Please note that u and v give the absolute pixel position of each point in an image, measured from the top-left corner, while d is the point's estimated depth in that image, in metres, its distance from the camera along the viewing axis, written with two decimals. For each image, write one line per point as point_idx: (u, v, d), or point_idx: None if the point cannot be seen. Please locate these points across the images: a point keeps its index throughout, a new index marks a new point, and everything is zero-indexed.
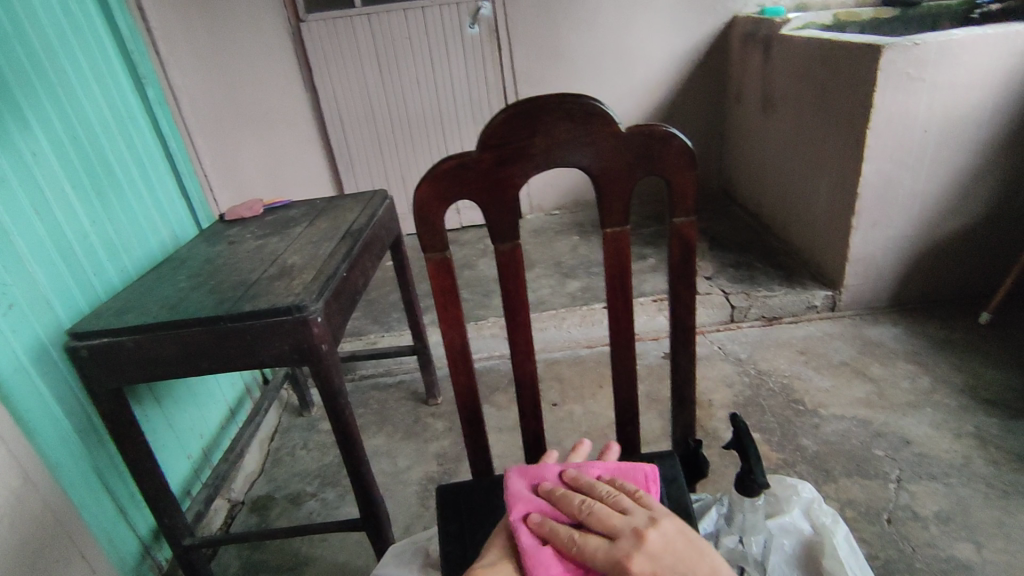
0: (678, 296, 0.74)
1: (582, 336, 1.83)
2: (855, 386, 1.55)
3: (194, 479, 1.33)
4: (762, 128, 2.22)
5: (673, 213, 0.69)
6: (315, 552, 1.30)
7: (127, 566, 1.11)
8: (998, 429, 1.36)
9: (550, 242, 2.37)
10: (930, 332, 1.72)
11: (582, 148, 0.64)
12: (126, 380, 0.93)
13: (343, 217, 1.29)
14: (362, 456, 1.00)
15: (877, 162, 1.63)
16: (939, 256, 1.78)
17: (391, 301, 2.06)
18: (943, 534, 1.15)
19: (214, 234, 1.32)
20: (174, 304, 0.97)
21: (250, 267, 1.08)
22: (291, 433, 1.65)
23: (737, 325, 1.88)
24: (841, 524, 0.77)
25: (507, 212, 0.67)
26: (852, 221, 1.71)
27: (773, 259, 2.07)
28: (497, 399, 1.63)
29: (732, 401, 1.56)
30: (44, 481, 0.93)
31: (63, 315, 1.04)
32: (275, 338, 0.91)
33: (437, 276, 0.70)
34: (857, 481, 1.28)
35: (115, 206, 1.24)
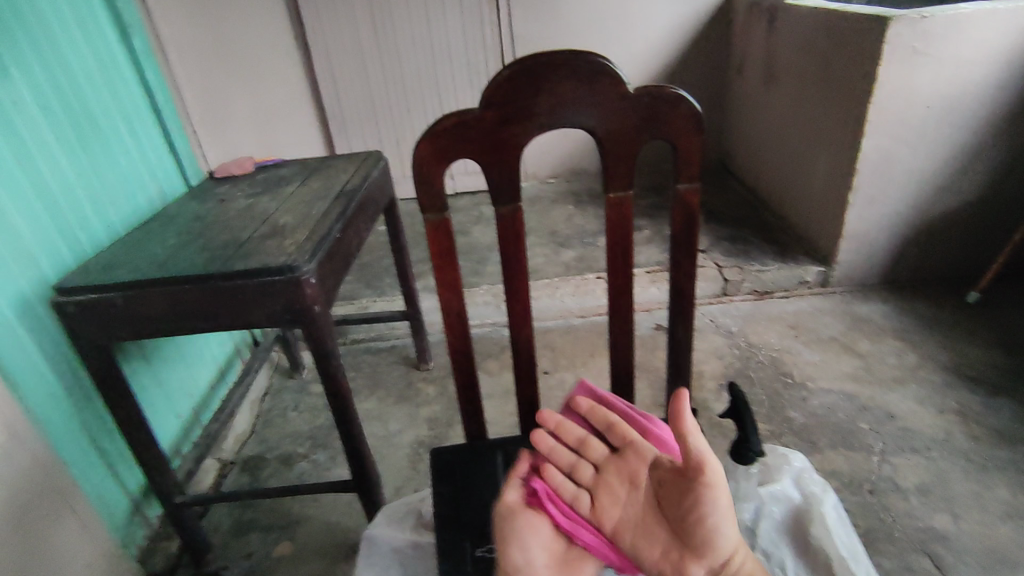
0: (678, 264, 0.73)
1: (575, 305, 1.83)
2: (844, 361, 1.57)
3: (184, 438, 1.33)
4: (762, 100, 2.20)
5: (678, 179, 0.68)
6: (306, 512, 1.31)
7: (118, 523, 1.11)
8: (980, 405, 1.39)
9: (545, 211, 2.35)
10: (919, 310, 1.74)
11: (588, 108, 0.63)
12: (114, 337, 0.92)
13: (337, 176, 1.26)
14: (354, 417, 1.00)
15: (878, 139, 1.62)
16: (933, 234, 1.78)
17: (384, 265, 2.04)
18: (923, 506, 1.17)
19: (204, 191, 1.29)
20: (164, 261, 0.95)
21: (240, 226, 1.06)
22: (281, 396, 1.65)
23: (729, 298, 1.88)
24: (830, 493, 0.78)
25: (509, 175, 0.66)
26: (849, 196, 1.70)
27: (767, 233, 2.07)
28: (488, 366, 1.63)
29: (722, 372, 1.58)
30: (32, 437, 0.92)
31: (49, 272, 1.02)
32: (267, 299, 0.90)
33: (435, 237, 0.68)
34: (841, 452, 1.30)
35: (100, 158, 1.20)
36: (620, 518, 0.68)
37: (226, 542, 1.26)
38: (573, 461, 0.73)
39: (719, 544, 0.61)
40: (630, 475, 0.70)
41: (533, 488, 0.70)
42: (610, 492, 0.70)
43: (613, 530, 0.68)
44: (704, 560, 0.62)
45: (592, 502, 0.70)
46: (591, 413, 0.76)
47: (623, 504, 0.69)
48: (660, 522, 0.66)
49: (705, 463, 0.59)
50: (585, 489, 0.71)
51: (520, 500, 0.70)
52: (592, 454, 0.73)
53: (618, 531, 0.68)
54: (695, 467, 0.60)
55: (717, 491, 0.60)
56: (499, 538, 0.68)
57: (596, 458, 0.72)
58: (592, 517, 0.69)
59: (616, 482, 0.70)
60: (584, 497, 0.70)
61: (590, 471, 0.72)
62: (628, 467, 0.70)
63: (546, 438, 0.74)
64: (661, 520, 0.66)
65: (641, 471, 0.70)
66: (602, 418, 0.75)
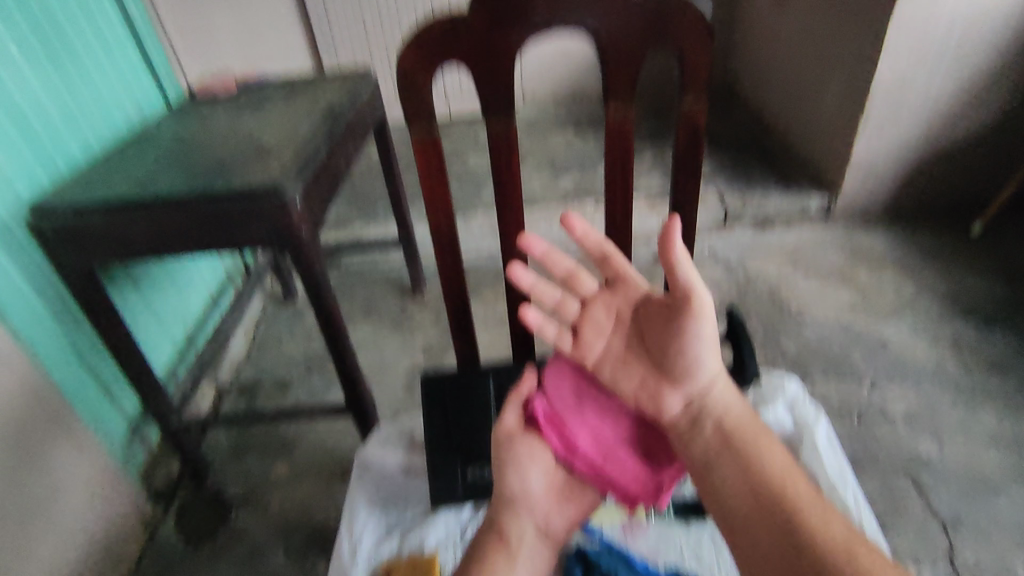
0: (679, 186, 0.70)
1: (572, 234, 1.80)
2: (841, 292, 1.56)
3: (179, 363, 1.33)
4: (774, 18, 2.07)
5: (682, 94, 0.64)
6: (303, 435, 1.33)
7: (117, 445, 1.13)
8: (974, 335, 1.39)
9: (544, 136, 2.27)
10: (921, 241, 1.71)
11: (586, 12, 0.58)
12: (96, 262, 0.89)
13: (323, 94, 1.19)
14: (346, 343, 1.00)
15: (894, 61, 1.53)
16: (942, 162, 1.73)
17: (376, 192, 1.99)
18: (909, 432, 1.20)
19: (184, 110, 1.23)
20: (143, 182, 0.91)
21: (222, 146, 1.01)
22: (276, 322, 1.64)
23: (729, 228, 1.85)
24: (823, 419, 0.79)
25: (502, 87, 0.61)
26: (859, 123, 1.64)
27: (771, 161, 2.01)
28: (483, 294, 1.62)
29: (718, 303, 1.57)
30: (19, 361, 0.92)
31: (26, 193, 0.98)
32: (252, 222, 0.86)
33: (424, 155, 0.64)
34: (832, 381, 1.32)
35: (70, 74, 1.13)
36: (605, 352, 0.64)
37: (226, 463, 1.28)
38: (558, 296, 0.65)
39: (699, 374, 0.58)
40: (617, 308, 0.64)
41: (532, 411, 0.67)
42: (594, 325, 0.64)
43: (596, 363, 0.64)
44: (681, 387, 0.59)
45: (577, 340, 0.65)
46: (584, 240, 0.63)
47: (607, 338, 0.64)
48: (642, 357, 0.62)
49: (693, 297, 0.55)
50: (568, 326, 0.65)
51: (519, 425, 0.67)
52: (580, 288, 0.65)
53: (600, 364, 0.64)
54: (684, 299, 0.55)
55: (703, 321, 0.56)
56: (495, 464, 0.66)
57: (584, 292, 0.65)
58: (575, 355, 0.65)
59: (603, 315, 0.64)
60: (568, 335, 0.65)
61: (576, 305, 0.65)
62: (616, 301, 0.64)
63: (527, 272, 0.64)
64: (642, 352, 0.62)
65: (629, 305, 0.63)
66: (594, 245, 0.63)
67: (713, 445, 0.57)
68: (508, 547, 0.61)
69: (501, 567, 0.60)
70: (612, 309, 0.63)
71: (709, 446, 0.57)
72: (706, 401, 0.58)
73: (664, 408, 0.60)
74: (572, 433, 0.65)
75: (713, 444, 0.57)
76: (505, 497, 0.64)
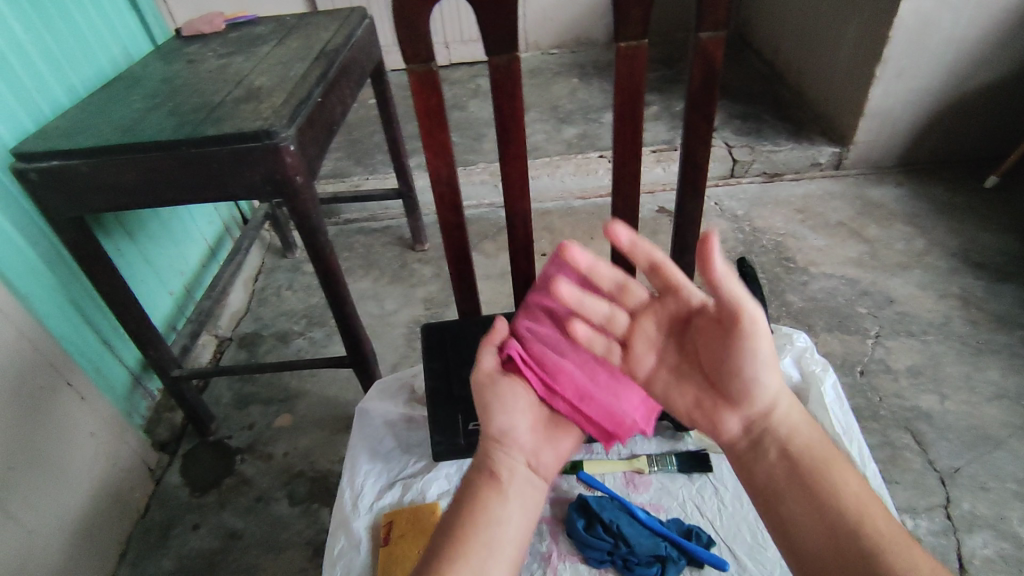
0: (692, 129, 0.67)
1: (576, 186, 1.76)
2: (849, 246, 1.53)
3: (178, 314, 1.32)
4: None
5: (700, 26, 0.59)
6: (305, 387, 1.33)
7: (118, 394, 1.13)
8: (983, 291, 1.37)
9: (547, 84, 2.19)
10: (933, 195, 1.67)
11: None
12: (84, 209, 0.86)
13: (316, 35, 1.14)
14: (345, 295, 0.98)
15: (917, 1, 1.45)
16: (960, 112, 1.67)
17: (375, 142, 1.93)
18: (911, 386, 1.19)
19: (171, 51, 1.17)
20: (129, 126, 0.87)
21: (211, 88, 0.97)
22: (275, 275, 1.62)
23: (737, 181, 1.81)
24: (830, 372, 0.78)
25: (505, 17, 0.57)
26: (876, 69, 1.57)
27: (782, 111, 1.94)
28: (485, 247, 1.60)
29: (723, 256, 1.54)
30: (14, 309, 0.90)
31: (5, 135, 0.94)
32: (245, 168, 0.83)
33: (422, 94, 0.61)
34: (837, 336, 1.31)
35: (49, 10, 1.07)
36: (656, 365, 0.60)
37: (228, 414, 1.29)
38: (606, 310, 0.59)
39: (759, 396, 0.56)
40: (667, 319, 0.59)
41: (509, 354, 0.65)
42: (645, 336, 0.59)
43: (646, 379, 0.60)
44: (740, 409, 0.57)
45: (625, 352, 0.60)
46: (631, 252, 0.53)
47: (660, 353, 0.59)
48: (695, 373, 0.58)
49: (745, 314, 0.51)
50: (615, 338, 0.60)
51: (497, 367, 0.65)
52: (629, 298, 0.59)
53: (651, 379, 0.60)
54: (732, 317, 0.52)
55: (760, 343, 0.53)
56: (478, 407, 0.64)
57: (631, 302, 0.59)
58: (624, 366, 0.60)
59: (653, 325, 0.59)
60: (616, 347, 0.60)
61: (624, 319, 0.59)
62: (664, 311, 0.58)
63: (570, 288, 0.59)
64: (696, 370, 0.58)
65: (681, 316, 0.58)
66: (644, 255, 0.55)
67: (778, 470, 0.56)
68: (499, 482, 0.59)
69: (495, 503, 0.58)
70: (662, 321, 0.58)
71: (774, 472, 0.56)
72: (769, 421, 0.56)
73: (722, 427, 0.58)
74: (552, 372, 0.64)
75: (778, 470, 0.56)
76: (494, 436, 0.62)
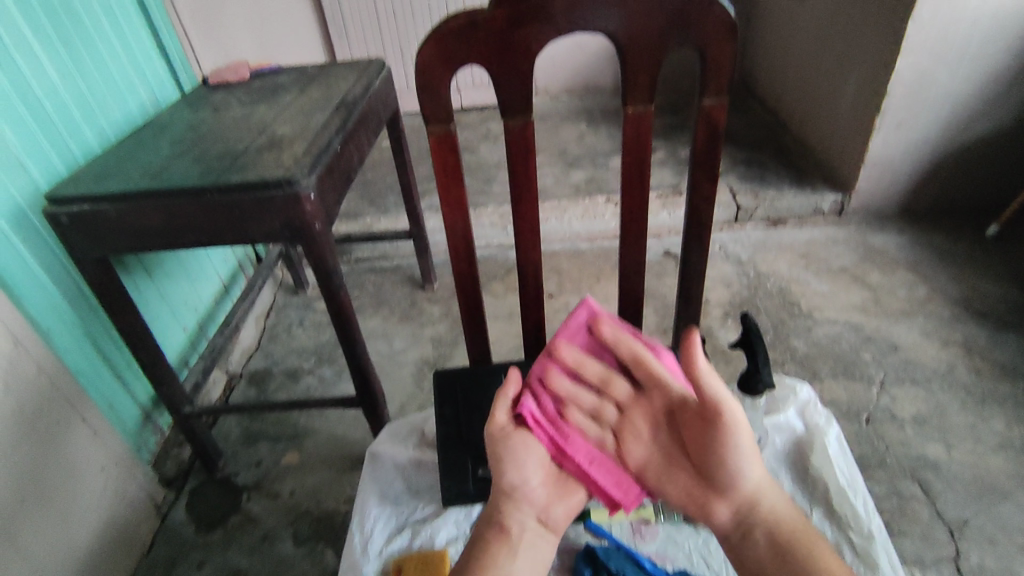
0: (697, 187, 0.70)
1: (583, 229, 1.79)
2: (853, 292, 1.55)
3: (190, 351, 1.34)
4: (794, 12, 2.04)
5: (704, 92, 0.63)
6: (312, 425, 1.34)
7: (129, 430, 1.14)
8: (987, 339, 1.38)
9: (556, 128, 2.26)
10: (936, 242, 1.70)
11: (610, 8, 0.57)
12: (111, 250, 0.90)
13: (336, 85, 1.19)
14: (357, 336, 1.00)
15: (914, 57, 1.51)
16: (960, 162, 1.70)
17: (387, 183, 1.98)
18: (917, 435, 1.19)
19: (198, 99, 1.23)
20: (157, 172, 0.91)
21: (236, 136, 1.01)
22: (286, 312, 1.65)
23: (741, 225, 1.84)
24: (834, 425, 0.78)
25: (520, 84, 0.61)
26: (876, 120, 1.62)
27: (786, 158, 1.99)
28: (493, 288, 1.62)
29: (728, 300, 1.56)
30: (36, 345, 0.93)
31: (39, 178, 0.98)
32: (266, 213, 0.86)
33: (440, 152, 0.64)
34: (842, 382, 1.31)
35: (85, 60, 1.13)
36: (647, 458, 0.67)
37: (237, 450, 1.30)
38: (595, 401, 0.69)
39: (742, 484, 0.61)
40: (653, 415, 0.68)
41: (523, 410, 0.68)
42: (634, 431, 0.68)
43: (637, 471, 0.67)
44: (728, 498, 0.62)
45: (618, 445, 0.68)
46: (615, 343, 0.70)
47: (649, 447, 0.67)
48: (685, 468, 0.64)
49: (723, 408, 0.60)
50: (607, 433, 0.69)
51: (510, 421, 0.68)
52: (616, 393, 0.69)
53: (642, 471, 0.67)
54: (713, 409, 0.60)
55: (738, 430, 0.60)
56: (491, 460, 0.66)
57: (618, 397, 0.69)
58: (617, 457, 0.68)
59: (640, 423, 0.68)
60: (609, 439, 0.68)
61: (614, 413, 0.69)
62: (650, 406, 0.68)
63: (564, 380, 0.69)
64: (686, 463, 0.65)
65: (665, 408, 0.67)
66: (626, 348, 0.69)
67: (768, 558, 0.59)
68: (509, 537, 0.63)
69: (504, 558, 0.61)
70: (650, 418, 0.68)
71: (763, 558, 0.60)
72: (754, 510, 0.61)
73: (714, 516, 0.62)
74: (563, 433, 0.67)
75: (768, 558, 0.59)
76: (505, 490, 0.65)
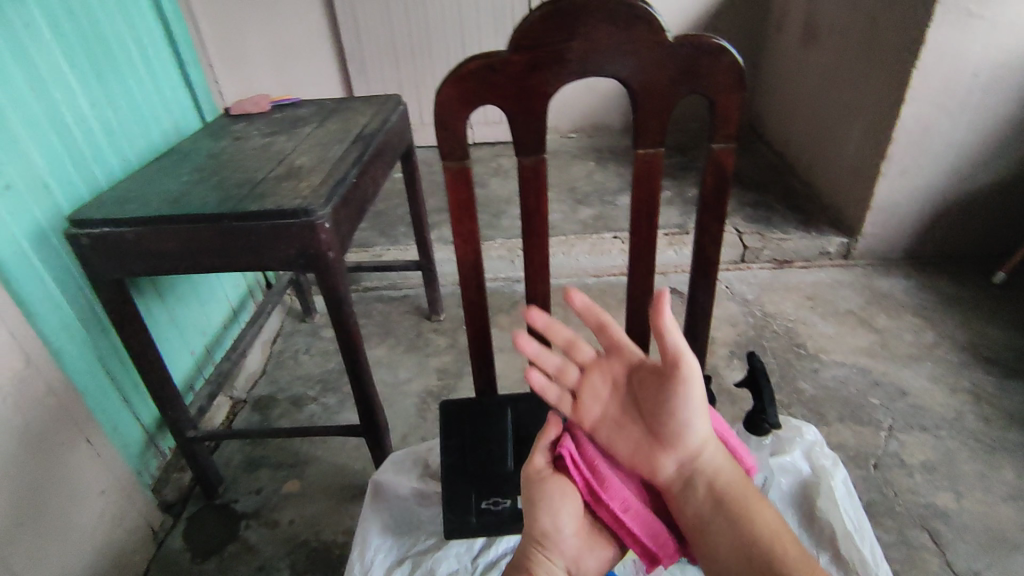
0: (705, 228, 0.71)
1: (590, 265, 1.81)
2: (859, 335, 1.54)
3: (197, 375, 1.35)
4: (800, 60, 2.09)
5: (712, 138, 0.65)
6: (314, 453, 1.34)
7: (131, 452, 1.14)
8: (995, 387, 1.37)
9: (565, 166, 2.30)
10: (942, 288, 1.70)
11: (623, 56, 0.59)
12: (128, 273, 0.92)
13: (354, 119, 1.23)
14: (364, 364, 1.01)
15: (918, 106, 1.54)
16: (965, 209, 1.72)
17: (398, 214, 2.02)
18: (926, 483, 1.18)
19: (219, 128, 1.27)
20: (178, 198, 0.94)
21: (255, 166, 1.04)
22: (293, 338, 1.66)
23: (747, 265, 1.85)
24: (840, 468, 0.78)
25: (534, 125, 0.63)
26: (881, 166, 1.64)
27: (792, 201, 2.01)
28: (499, 320, 1.63)
29: (734, 339, 1.56)
30: (47, 365, 0.94)
31: (63, 201, 1.01)
32: (281, 242, 0.88)
33: (455, 187, 0.66)
34: (849, 426, 1.30)
35: (114, 89, 1.17)
36: (602, 415, 0.69)
37: (237, 477, 1.29)
38: (559, 363, 0.70)
39: (687, 438, 0.63)
40: (612, 375, 0.69)
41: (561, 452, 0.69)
42: (593, 389, 0.70)
43: (593, 425, 0.69)
44: (674, 452, 0.64)
45: (576, 403, 0.70)
46: (585, 312, 0.66)
47: (605, 403, 0.69)
48: (638, 422, 0.67)
49: (682, 369, 0.58)
50: (568, 390, 0.70)
51: (548, 465, 0.69)
52: (578, 356, 0.70)
53: (598, 425, 0.69)
54: (672, 370, 0.59)
55: (692, 393, 0.61)
56: (527, 503, 0.68)
57: (581, 359, 0.70)
58: (575, 416, 0.70)
59: (600, 381, 0.69)
60: (568, 399, 0.70)
61: (575, 372, 0.70)
62: (610, 369, 0.69)
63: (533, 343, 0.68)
64: (639, 418, 0.67)
65: (624, 371, 0.68)
66: (592, 318, 0.66)
67: (707, 505, 0.63)
68: None
69: None
70: (608, 378, 0.69)
71: (700, 502, 0.63)
72: (697, 463, 0.64)
73: (658, 469, 0.66)
74: (600, 475, 0.67)
75: (707, 504, 0.63)
76: (537, 538, 0.66)
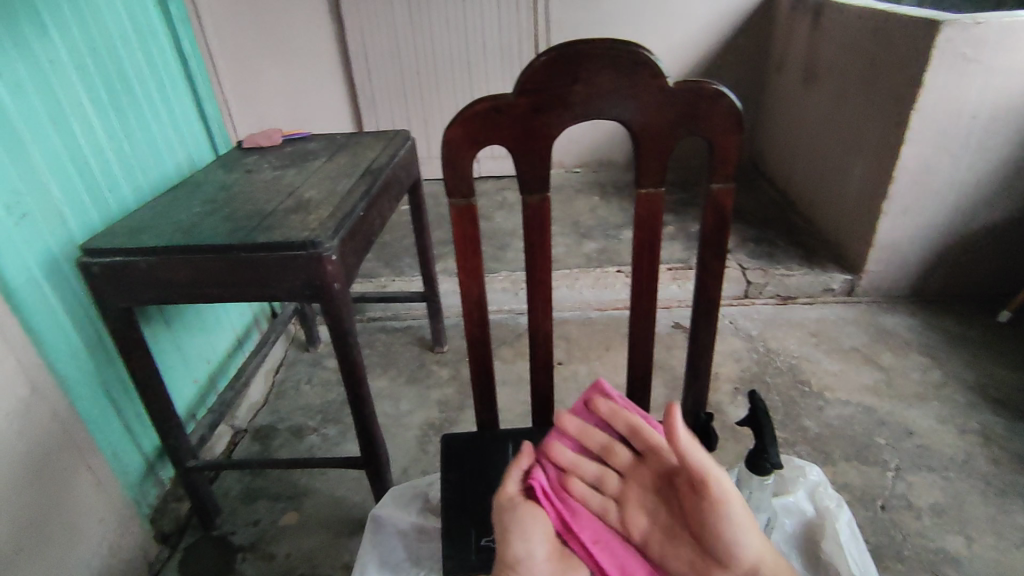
0: (706, 266, 0.72)
1: (593, 298, 1.82)
2: (864, 373, 1.54)
3: (199, 404, 1.35)
4: (801, 100, 2.13)
5: (712, 178, 0.66)
6: (314, 485, 1.33)
7: (131, 481, 1.14)
8: (1003, 428, 1.35)
9: (569, 200, 2.33)
10: (946, 326, 1.70)
11: (624, 100, 0.61)
12: (136, 301, 0.93)
13: (363, 153, 1.26)
14: (366, 395, 1.01)
15: (918, 147, 1.56)
16: (968, 248, 1.73)
17: (404, 246, 2.04)
18: (935, 526, 1.15)
19: (232, 161, 1.30)
20: (188, 229, 0.95)
21: (265, 198, 1.06)
22: (295, 368, 1.66)
23: (751, 301, 1.85)
24: (844, 510, 0.77)
25: (538, 163, 0.64)
26: (883, 205, 1.66)
27: (795, 238, 2.02)
28: (503, 353, 1.63)
29: (738, 375, 1.56)
30: (52, 392, 0.94)
31: (76, 230, 1.03)
32: (288, 273, 0.90)
33: (460, 223, 0.67)
34: (855, 466, 1.28)
35: (132, 122, 1.21)
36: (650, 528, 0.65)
37: (236, 508, 1.28)
38: (598, 471, 0.69)
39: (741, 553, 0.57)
40: (653, 483, 0.67)
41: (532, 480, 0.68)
42: (637, 500, 0.66)
43: (641, 541, 0.64)
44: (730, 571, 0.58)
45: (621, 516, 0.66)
46: (612, 419, 0.70)
47: (651, 517, 0.65)
48: (686, 535, 0.62)
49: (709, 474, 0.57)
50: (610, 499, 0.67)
51: (520, 492, 0.68)
52: (615, 460, 0.69)
53: (647, 542, 0.64)
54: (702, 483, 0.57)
55: (730, 499, 0.57)
56: (499, 532, 0.65)
57: (619, 465, 0.69)
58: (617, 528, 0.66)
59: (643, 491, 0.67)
60: (613, 506, 0.67)
61: (615, 481, 0.68)
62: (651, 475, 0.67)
63: (564, 451, 0.70)
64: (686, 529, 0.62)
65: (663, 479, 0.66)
66: (621, 420, 0.70)
67: None
68: None
69: None
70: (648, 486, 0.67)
71: None
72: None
73: None
74: (569, 505, 0.67)
75: None
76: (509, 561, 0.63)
